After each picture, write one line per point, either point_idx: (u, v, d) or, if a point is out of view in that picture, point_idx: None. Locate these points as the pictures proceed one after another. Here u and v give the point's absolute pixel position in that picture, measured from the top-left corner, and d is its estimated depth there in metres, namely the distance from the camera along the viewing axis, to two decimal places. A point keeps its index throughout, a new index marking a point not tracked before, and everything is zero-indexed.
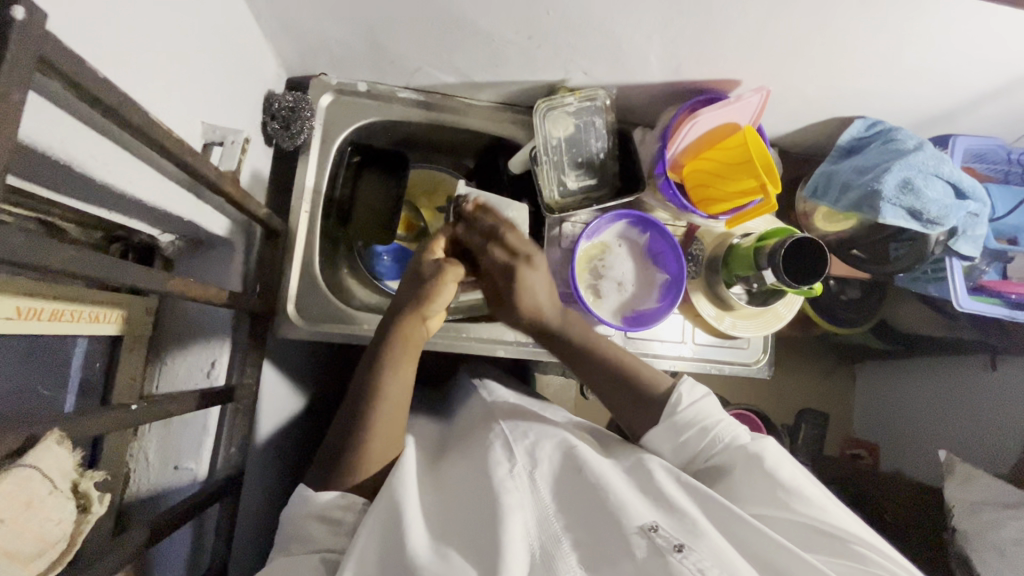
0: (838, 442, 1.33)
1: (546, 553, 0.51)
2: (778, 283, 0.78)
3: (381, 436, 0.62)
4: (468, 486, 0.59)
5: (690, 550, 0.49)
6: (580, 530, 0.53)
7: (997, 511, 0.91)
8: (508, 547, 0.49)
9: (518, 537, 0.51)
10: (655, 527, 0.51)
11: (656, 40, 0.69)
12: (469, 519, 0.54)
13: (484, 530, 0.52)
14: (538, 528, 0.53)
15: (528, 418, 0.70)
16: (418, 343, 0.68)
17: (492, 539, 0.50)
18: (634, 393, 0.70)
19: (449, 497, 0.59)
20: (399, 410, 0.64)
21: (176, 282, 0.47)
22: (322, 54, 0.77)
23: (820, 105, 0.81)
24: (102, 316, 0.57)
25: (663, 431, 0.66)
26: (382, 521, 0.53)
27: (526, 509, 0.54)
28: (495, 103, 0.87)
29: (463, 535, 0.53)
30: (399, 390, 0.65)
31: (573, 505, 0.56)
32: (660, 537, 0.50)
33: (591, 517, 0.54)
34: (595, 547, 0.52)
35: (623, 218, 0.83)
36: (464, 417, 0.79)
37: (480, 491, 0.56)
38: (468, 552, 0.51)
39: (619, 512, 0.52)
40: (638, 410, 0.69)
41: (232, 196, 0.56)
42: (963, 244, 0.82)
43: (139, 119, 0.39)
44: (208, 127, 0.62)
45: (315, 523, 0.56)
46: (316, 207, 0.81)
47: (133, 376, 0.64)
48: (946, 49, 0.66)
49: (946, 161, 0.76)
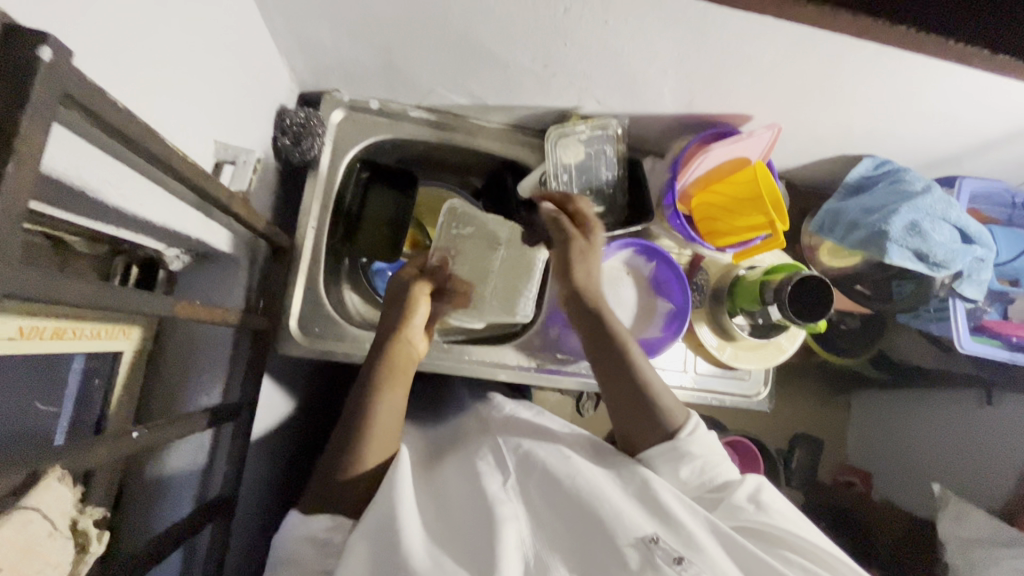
0: (833, 468, 1.29)
1: (540, 562, 0.50)
2: (784, 319, 0.79)
3: (374, 445, 0.62)
4: (460, 496, 0.58)
5: (689, 563, 0.50)
6: (570, 539, 0.53)
7: (988, 550, 0.91)
8: (501, 554, 0.48)
9: (512, 547, 0.50)
10: (654, 539, 0.51)
11: (671, 75, 0.69)
12: (461, 528, 0.54)
13: (478, 538, 0.51)
14: (531, 538, 0.53)
15: (518, 428, 0.69)
16: (406, 366, 0.69)
17: (485, 547, 0.49)
18: (646, 415, 0.67)
19: (443, 505, 0.58)
20: (393, 429, 0.64)
21: (182, 306, 0.47)
22: (336, 71, 0.77)
23: (829, 143, 0.81)
24: (103, 332, 0.57)
25: (664, 453, 0.63)
26: (376, 522, 0.52)
27: (519, 521, 0.53)
28: (506, 125, 0.87)
29: (452, 543, 0.52)
30: (388, 412, 0.64)
31: (565, 515, 0.55)
32: (659, 549, 0.50)
33: (583, 527, 0.53)
34: (587, 556, 0.51)
35: (630, 247, 0.83)
36: (458, 428, 0.78)
37: (472, 504, 0.56)
38: (460, 558, 0.50)
39: (615, 523, 0.52)
40: (646, 432, 0.66)
41: (241, 217, 0.56)
42: (967, 287, 0.83)
43: (157, 148, 0.39)
44: (221, 145, 0.61)
45: (300, 543, 0.54)
46: (323, 223, 0.81)
47: (130, 394, 0.64)
48: (957, 96, 0.66)
49: (953, 205, 0.77)
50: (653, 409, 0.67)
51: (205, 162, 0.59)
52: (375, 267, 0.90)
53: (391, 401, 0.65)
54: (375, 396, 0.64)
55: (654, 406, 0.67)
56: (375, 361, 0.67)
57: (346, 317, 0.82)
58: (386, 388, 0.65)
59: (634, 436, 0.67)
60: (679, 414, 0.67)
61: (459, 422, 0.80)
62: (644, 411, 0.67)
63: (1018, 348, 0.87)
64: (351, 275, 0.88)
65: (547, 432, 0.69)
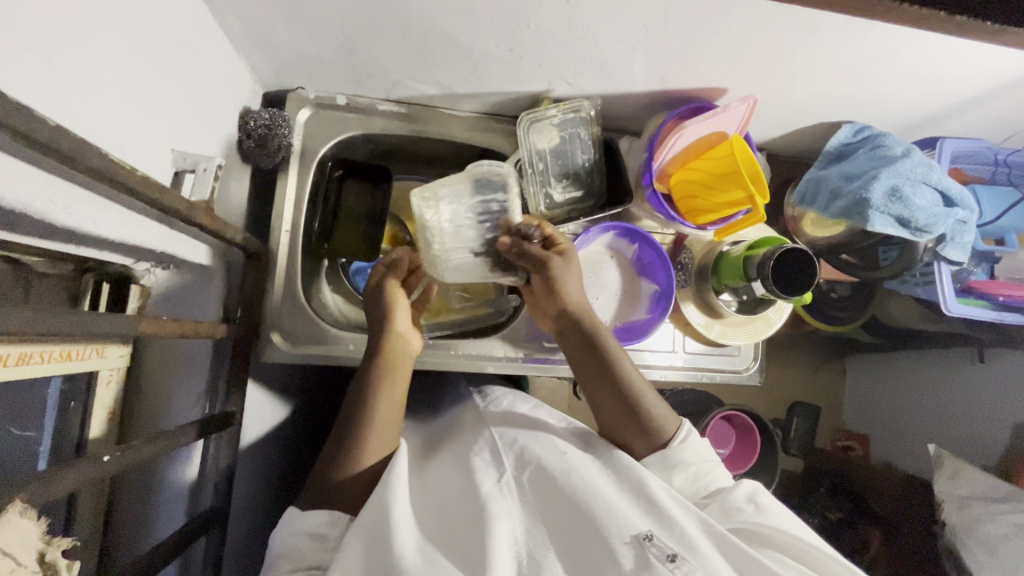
0: (828, 434, 1.32)
1: (533, 560, 0.51)
2: (768, 294, 0.78)
3: (375, 442, 0.62)
4: (454, 491, 0.58)
5: (683, 560, 0.50)
6: (564, 535, 0.53)
7: (985, 507, 0.93)
8: (495, 554, 0.48)
9: (505, 545, 0.50)
10: (648, 536, 0.51)
11: (640, 51, 0.67)
12: (454, 524, 0.54)
13: (471, 538, 0.51)
14: (525, 535, 0.53)
15: (514, 419, 0.68)
16: (408, 362, 0.70)
17: (479, 549, 0.49)
18: (637, 426, 0.66)
19: (437, 497, 0.58)
20: (391, 424, 0.65)
21: (148, 323, 0.46)
22: (299, 69, 0.75)
23: (807, 111, 0.80)
24: (74, 353, 0.56)
25: (653, 463, 0.64)
26: (368, 528, 0.51)
27: (513, 518, 0.54)
28: (478, 113, 0.86)
29: (449, 540, 0.52)
30: (389, 405, 0.65)
31: (559, 510, 0.55)
32: (653, 546, 0.51)
33: (577, 523, 0.53)
34: (582, 555, 0.51)
35: (611, 230, 0.82)
36: (453, 421, 0.78)
37: (467, 501, 0.55)
38: (454, 556, 0.50)
39: (609, 521, 0.52)
40: (638, 438, 0.66)
41: (207, 227, 0.55)
42: (951, 250, 0.82)
43: (99, 163, 0.37)
44: (180, 154, 0.59)
45: (299, 537, 0.55)
46: (298, 225, 0.79)
47: (109, 411, 0.63)
48: (933, 56, 0.65)
49: (934, 168, 0.76)
50: (643, 419, 0.66)
51: (162, 173, 0.57)
52: (354, 266, 0.89)
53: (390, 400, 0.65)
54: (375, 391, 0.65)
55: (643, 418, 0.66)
56: (374, 355, 0.68)
57: (329, 320, 0.82)
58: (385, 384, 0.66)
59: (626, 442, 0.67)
60: (670, 421, 0.67)
61: (454, 414, 0.81)
62: (633, 421, 0.66)
63: (1004, 307, 0.87)
64: (331, 276, 0.87)
65: (545, 426, 0.68)
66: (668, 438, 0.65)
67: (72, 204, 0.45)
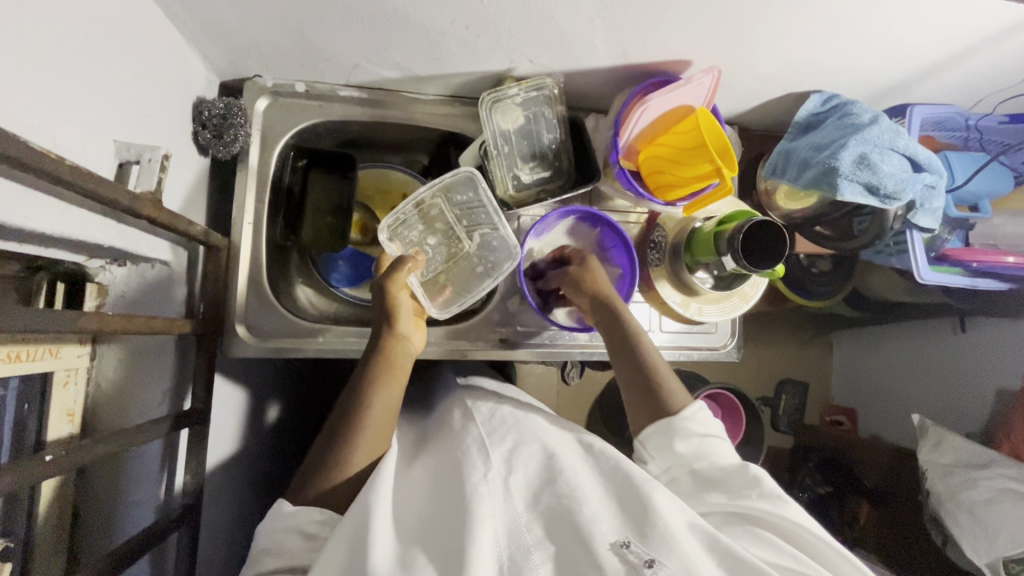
0: (818, 409, 1.34)
1: (514, 564, 0.49)
2: (739, 269, 0.77)
3: (367, 440, 0.61)
4: (439, 498, 0.56)
5: (661, 565, 0.48)
6: (550, 537, 0.51)
7: (967, 473, 0.94)
8: (474, 555, 0.46)
9: (486, 545, 0.48)
10: (625, 543, 0.50)
11: (599, 24, 0.66)
12: (439, 527, 0.52)
13: (451, 538, 0.49)
14: (507, 538, 0.51)
15: (507, 416, 0.66)
16: (406, 363, 0.67)
17: (457, 551, 0.47)
18: (654, 401, 0.66)
19: (419, 505, 0.56)
20: (384, 427, 0.63)
21: (93, 318, 0.45)
22: (253, 56, 0.73)
23: (774, 82, 0.79)
24: (24, 355, 0.54)
25: (659, 433, 0.64)
26: (350, 529, 0.50)
27: (497, 519, 0.51)
28: (442, 96, 0.84)
29: (434, 544, 0.50)
30: (383, 407, 0.63)
31: (547, 513, 0.53)
32: (632, 553, 0.49)
33: (559, 529, 0.51)
34: (562, 559, 0.49)
35: (571, 214, 0.81)
36: (440, 417, 0.76)
37: (452, 503, 0.53)
38: (435, 558, 0.49)
39: (590, 526, 0.50)
40: (646, 410, 0.67)
41: (155, 219, 0.53)
42: (921, 218, 0.82)
43: (20, 151, 0.36)
44: (123, 144, 0.57)
45: (282, 535, 0.53)
46: (261, 217, 0.77)
47: (69, 413, 0.61)
48: (895, 20, 0.64)
49: (901, 134, 0.75)
50: (659, 394, 0.67)
51: (106, 167, 0.55)
52: (324, 257, 0.87)
53: (386, 398, 0.63)
54: (370, 389, 0.63)
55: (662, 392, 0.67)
56: (370, 355, 0.66)
57: (299, 314, 0.81)
58: (383, 385, 0.64)
59: (637, 419, 0.67)
60: (682, 396, 0.67)
61: (442, 409, 0.78)
62: (651, 396, 0.67)
63: (978, 273, 0.87)
64: (301, 269, 0.86)
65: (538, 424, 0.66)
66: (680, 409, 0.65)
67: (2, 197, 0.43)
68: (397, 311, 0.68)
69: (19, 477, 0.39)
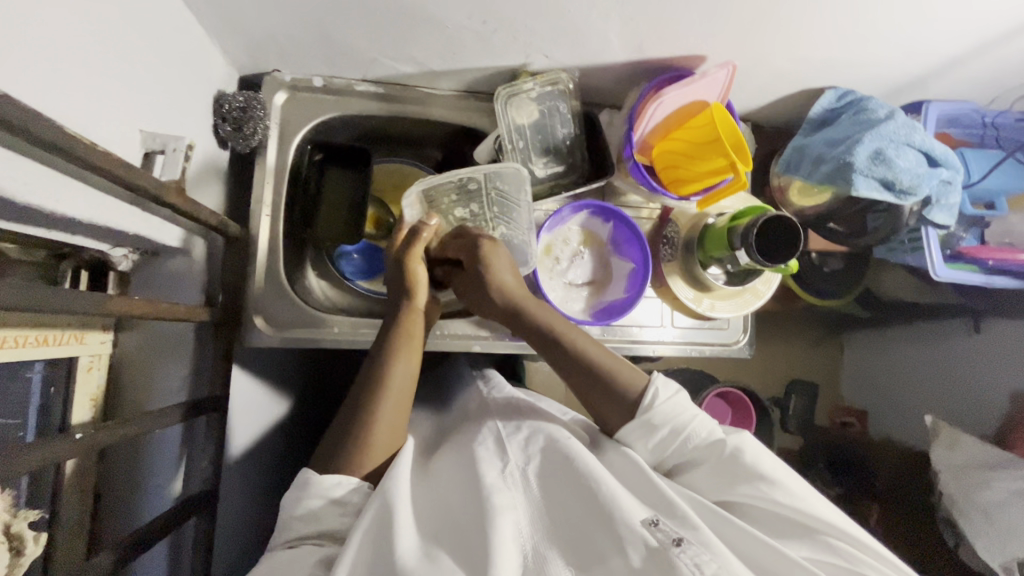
0: (828, 411, 1.28)
1: (538, 555, 0.49)
2: (753, 263, 0.78)
3: (387, 426, 0.60)
4: (458, 487, 0.56)
5: (689, 543, 0.48)
6: (571, 527, 0.51)
7: (981, 474, 0.93)
8: (499, 546, 0.47)
9: (511, 537, 0.48)
10: (655, 522, 0.50)
11: (615, 19, 0.66)
12: (459, 517, 0.52)
13: (473, 531, 0.49)
14: (530, 527, 0.51)
15: (519, 412, 0.67)
16: (421, 335, 0.69)
17: (482, 542, 0.48)
18: (608, 395, 0.63)
19: (441, 495, 0.56)
20: (404, 400, 0.63)
21: (119, 302, 0.46)
22: (272, 51, 0.74)
23: (789, 78, 0.79)
24: (52, 338, 0.56)
25: (635, 430, 0.60)
26: (374, 520, 0.50)
27: (519, 509, 0.52)
28: (457, 92, 0.85)
29: (456, 535, 0.50)
30: (404, 376, 0.64)
31: (566, 501, 0.53)
32: (660, 532, 0.49)
33: (580, 514, 0.51)
34: (586, 546, 0.49)
35: (584, 210, 0.82)
36: (456, 414, 0.76)
37: (470, 492, 0.54)
38: (459, 548, 0.49)
39: (613, 507, 0.50)
40: (610, 410, 0.63)
41: (179, 207, 0.54)
42: (937, 214, 0.82)
43: (55, 135, 0.37)
44: (149, 135, 0.59)
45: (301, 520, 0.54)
46: (279, 210, 0.78)
47: (92, 398, 0.63)
48: (911, 15, 0.64)
49: (918, 129, 0.75)
50: (609, 386, 0.63)
51: (132, 156, 0.56)
52: (339, 250, 0.88)
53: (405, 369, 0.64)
54: (391, 359, 0.64)
55: (610, 385, 0.63)
56: (389, 326, 0.68)
57: (313, 303, 0.81)
58: (403, 355, 0.65)
59: (603, 415, 0.64)
60: (636, 378, 0.63)
61: (456, 407, 0.79)
62: (604, 393, 0.63)
63: (994, 271, 0.87)
64: (316, 261, 0.87)
65: (549, 417, 0.66)
66: (640, 394, 0.62)
67: (33, 180, 0.44)
68: (414, 280, 0.70)
69: (53, 453, 0.40)
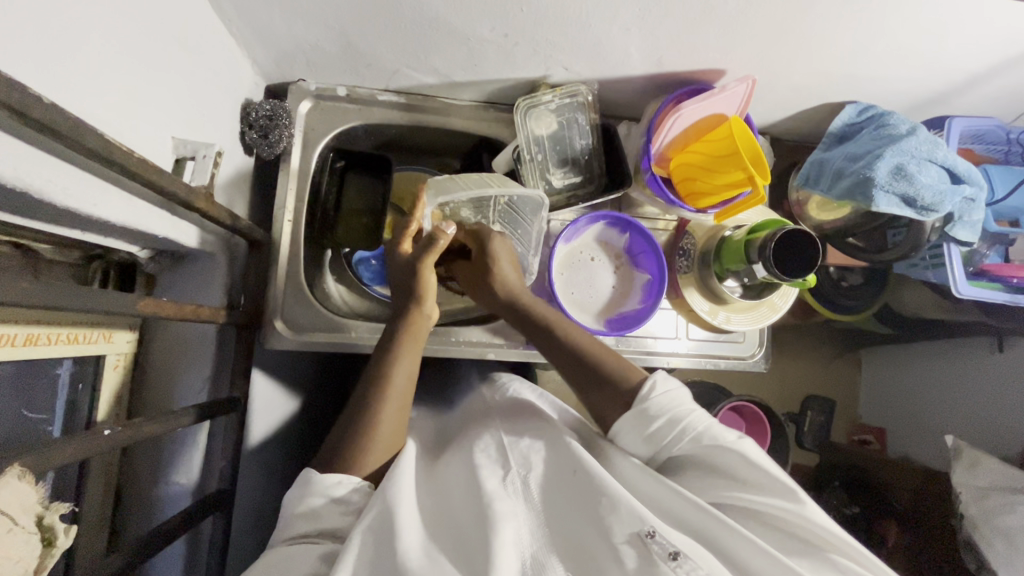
0: (845, 428, 1.30)
1: (537, 562, 0.48)
2: (770, 277, 0.77)
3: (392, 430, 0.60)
4: (461, 493, 0.56)
5: (686, 558, 0.47)
6: (569, 541, 0.51)
7: (1003, 497, 0.90)
8: (499, 554, 0.46)
9: (510, 546, 0.48)
10: (651, 532, 0.49)
11: (635, 33, 0.67)
12: (462, 524, 0.52)
13: (474, 537, 0.49)
14: (531, 537, 0.50)
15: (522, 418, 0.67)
16: (425, 334, 0.69)
17: (482, 549, 0.47)
18: (605, 387, 0.63)
19: (445, 500, 0.56)
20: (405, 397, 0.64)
21: (149, 303, 0.47)
22: (299, 61, 0.76)
23: (809, 92, 0.79)
24: (82, 337, 0.57)
25: (630, 419, 0.59)
26: (376, 521, 0.49)
27: (519, 519, 0.51)
28: (476, 102, 0.86)
29: (455, 541, 0.50)
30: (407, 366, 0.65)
31: (565, 513, 0.53)
32: (656, 544, 0.48)
33: (579, 527, 0.52)
34: (584, 556, 0.49)
35: (602, 219, 0.82)
36: (463, 418, 0.77)
37: (470, 501, 0.53)
38: (458, 556, 0.48)
39: (613, 518, 0.50)
40: (609, 400, 0.62)
41: (206, 212, 0.56)
42: (960, 231, 0.80)
43: (94, 141, 0.38)
44: (180, 142, 0.61)
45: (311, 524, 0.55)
46: (300, 215, 0.80)
47: (116, 395, 0.65)
48: (934, 30, 0.64)
49: (940, 144, 0.75)
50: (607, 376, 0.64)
51: (164, 160, 0.58)
52: (357, 256, 0.90)
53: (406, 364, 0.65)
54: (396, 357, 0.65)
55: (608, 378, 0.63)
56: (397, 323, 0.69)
57: (332, 308, 0.83)
58: (407, 351, 0.66)
59: (603, 410, 0.63)
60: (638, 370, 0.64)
61: (466, 407, 0.80)
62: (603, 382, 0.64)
63: (1018, 289, 0.85)
64: (335, 267, 0.88)
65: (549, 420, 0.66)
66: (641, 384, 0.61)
67: (72, 184, 0.46)
68: (425, 285, 0.70)
69: (82, 448, 0.42)
